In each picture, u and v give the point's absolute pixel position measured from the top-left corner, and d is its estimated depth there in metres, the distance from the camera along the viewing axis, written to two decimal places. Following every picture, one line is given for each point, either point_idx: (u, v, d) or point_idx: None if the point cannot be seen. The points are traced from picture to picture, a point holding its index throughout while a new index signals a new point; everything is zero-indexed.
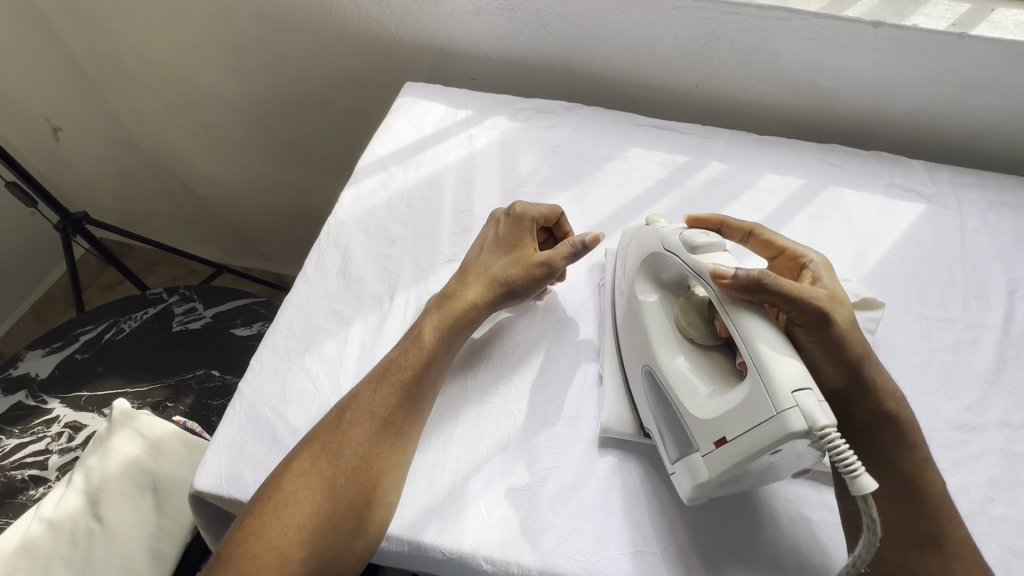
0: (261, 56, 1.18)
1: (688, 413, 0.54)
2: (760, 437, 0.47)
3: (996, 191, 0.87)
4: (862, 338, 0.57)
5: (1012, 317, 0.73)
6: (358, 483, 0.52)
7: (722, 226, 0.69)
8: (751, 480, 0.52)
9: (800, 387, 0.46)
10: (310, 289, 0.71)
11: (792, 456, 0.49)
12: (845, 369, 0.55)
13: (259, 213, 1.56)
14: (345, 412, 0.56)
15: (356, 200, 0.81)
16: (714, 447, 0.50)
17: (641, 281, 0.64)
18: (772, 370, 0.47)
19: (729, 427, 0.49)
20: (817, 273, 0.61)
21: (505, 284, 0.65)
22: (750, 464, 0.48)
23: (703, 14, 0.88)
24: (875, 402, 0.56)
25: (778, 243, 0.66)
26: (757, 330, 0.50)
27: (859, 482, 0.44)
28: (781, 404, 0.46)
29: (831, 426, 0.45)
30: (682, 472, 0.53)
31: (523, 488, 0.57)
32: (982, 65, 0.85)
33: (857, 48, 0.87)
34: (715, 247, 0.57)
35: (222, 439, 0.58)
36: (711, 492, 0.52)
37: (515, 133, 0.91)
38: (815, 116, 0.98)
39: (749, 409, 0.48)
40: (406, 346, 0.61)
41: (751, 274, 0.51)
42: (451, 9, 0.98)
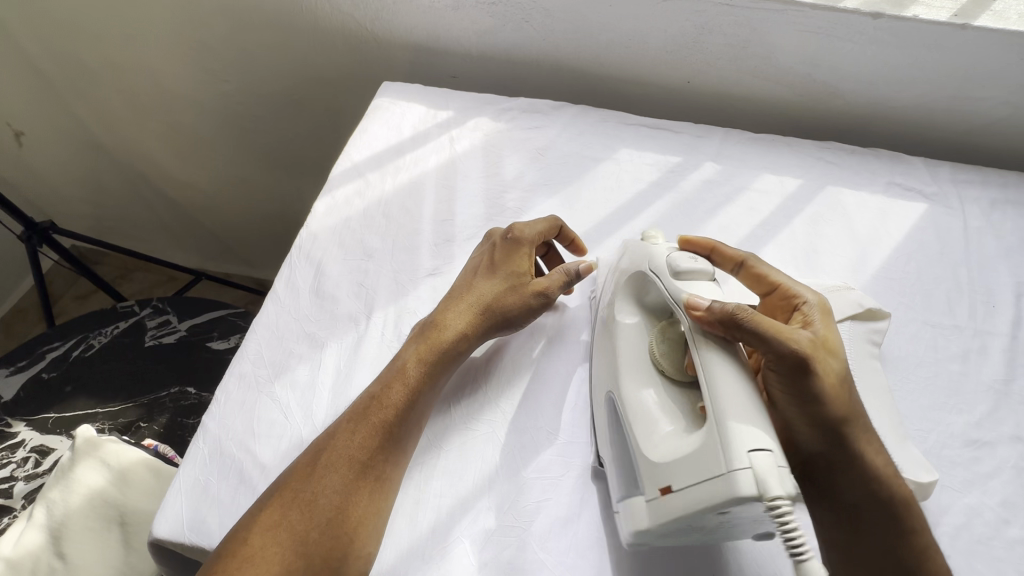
0: (232, 56, 1.12)
1: (642, 452, 0.49)
2: (708, 494, 0.42)
3: (1000, 188, 0.84)
4: (849, 396, 0.52)
5: (1020, 322, 0.70)
6: (333, 535, 0.47)
7: (711, 251, 0.63)
8: (699, 535, 0.48)
9: (758, 447, 0.41)
10: (280, 310, 0.66)
11: (747, 519, 0.45)
12: (820, 427, 0.51)
13: (237, 218, 1.50)
14: (321, 455, 0.51)
15: (330, 211, 0.76)
16: (658, 494, 0.46)
17: (622, 302, 0.59)
18: (730, 423, 0.43)
19: (677, 476, 0.45)
20: (809, 316, 0.54)
21: (499, 315, 0.61)
22: (695, 520, 0.44)
23: (694, 7, 0.83)
24: (856, 476, 0.52)
25: (771, 277, 0.58)
26: (722, 372, 0.45)
27: (805, 567, 0.39)
28: (734, 463, 0.41)
29: (785, 499, 0.40)
30: (625, 513, 0.50)
31: (512, 525, 0.53)
32: (985, 58, 0.81)
33: (855, 41, 0.83)
34: (700, 273, 0.53)
35: (184, 480, 0.54)
36: (654, 539, 0.48)
37: (498, 134, 0.86)
38: (812, 111, 0.94)
39: (699, 462, 0.43)
40: (388, 381, 0.56)
41: (725, 308, 0.47)
42: (429, 4, 0.93)
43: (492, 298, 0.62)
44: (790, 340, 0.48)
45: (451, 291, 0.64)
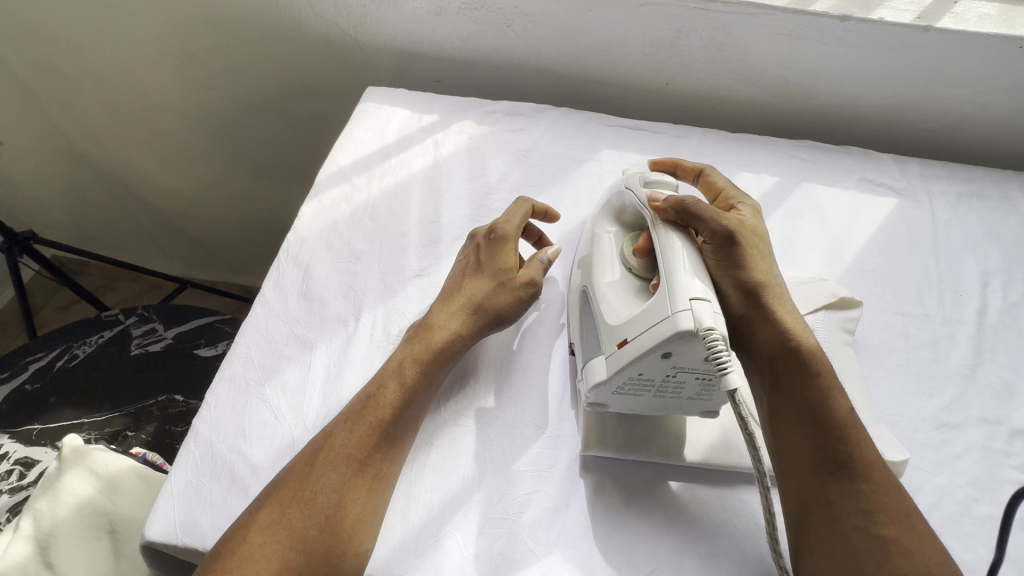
0: (215, 63, 1.12)
1: (602, 317, 0.56)
2: (654, 336, 0.49)
3: (966, 182, 0.87)
4: (770, 267, 0.60)
5: (986, 310, 0.73)
6: (332, 533, 0.48)
7: (674, 168, 0.73)
8: (651, 397, 0.54)
9: (698, 295, 0.48)
10: (269, 313, 0.66)
11: (691, 374, 0.51)
12: (742, 292, 0.58)
13: (222, 225, 1.49)
14: (320, 454, 0.52)
15: (317, 214, 0.77)
16: (615, 348, 0.52)
17: (601, 219, 0.66)
18: (676, 277, 0.50)
19: (631, 329, 0.51)
20: (742, 211, 0.64)
21: (491, 313, 0.63)
22: (643, 368, 0.50)
23: (670, 11, 0.86)
24: (773, 332, 0.57)
25: (718, 186, 0.68)
26: (674, 245, 0.53)
27: (725, 379, 0.46)
28: (677, 305, 0.48)
29: (718, 332, 0.47)
30: (586, 377, 0.55)
31: (503, 518, 0.54)
32: (948, 59, 0.85)
33: (826, 43, 0.86)
34: (667, 186, 0.62)
35: (176, 483, 0.54)
36: (610, 397, 0.54)
37: (482, 137, 0.88)
38: (787, 111, 0.97)
39: (649, 313, 0.50)
40: (384, 379, 0.57)
41: (677, 202, 0.57)
42: (412, 10, 0.94)
43: (483, 297, 0.63)
44: (722, 219, 0.58)
45: (443, 289, 0.66)
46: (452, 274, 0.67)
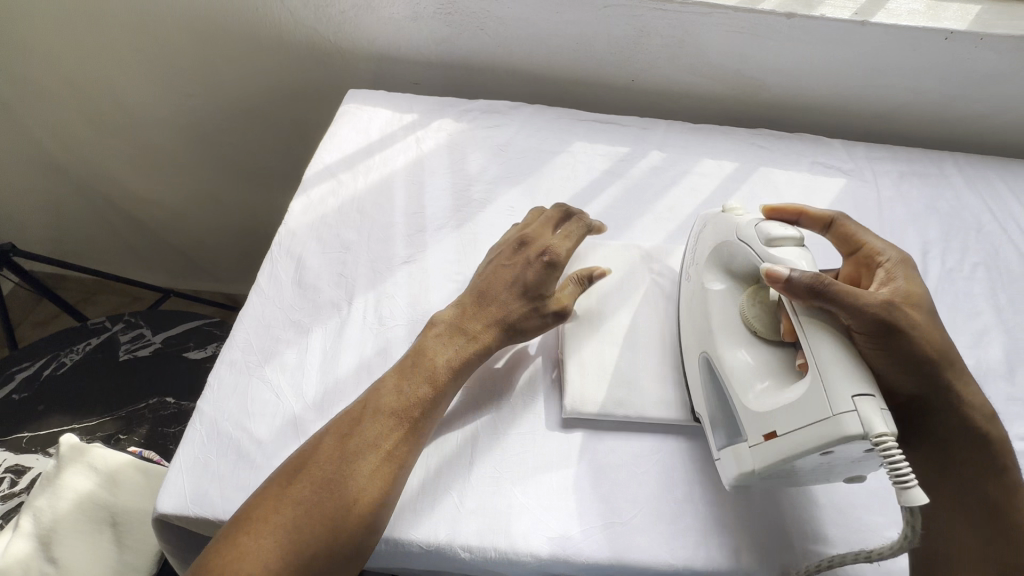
0: (198, 72, 1.15)
1: (742, 405, 0.54)
2: (815, 436, 0.47)
3: (906, 162, 0.95)
4: (940, 337, 0.54)
5: (927, 275, 0.81)
6: (359, 514, 0.51)
7: (800, 215, 0.67)
8: (798, 477, 0.54)
9: (861, 393, 0.47)
10: (265, 301, 0.70)
11: (848, 460, 0.51)
12: (916, 372, 0.53)
13: (205, 233, 1.50)
14: (350, 440, 0.54)
15: (306, 209, 0.80)
16: (761, 440, 0.51)
17: (709, 270, 0.64)
18: (835, 372, 0.48)
19: (781, 422, 0.50)
20: (891, 273, 0.57)
21: (515, 331, 0.64)
22: (800, 461, 0.50)
23: (632, 12, 0.92)
24: (953, 411, 0.55)
25: (859, 237, 0.62)
26: (823, 340, 0.50)
27: (908, 494, 0.45)
28: (838, 407, 0.47)
29: (889, 434, 0.46)
30: (728, 459, 0.55)
31: (496, 476, 0.58)
32: (884, 51, 0.93)
33: (774, 39, 0.93)
34: (789, 239, 0.58)
35: (184, 459, 0.57)
36: (754, 480, 0.54)
37: (460, 134, 0.93)
38: (743, 103, 1.04)
39: (804, 409, 0.49)
40: (417, 375, 0.59)
41: (808, 279, 0.51)
42: (389, 16, 0.99)
43: (510, 311, 0.64)
44: (872, 302, 0.50)
45: (471, 293, 0.67)
46: (478, 283, 0.67)
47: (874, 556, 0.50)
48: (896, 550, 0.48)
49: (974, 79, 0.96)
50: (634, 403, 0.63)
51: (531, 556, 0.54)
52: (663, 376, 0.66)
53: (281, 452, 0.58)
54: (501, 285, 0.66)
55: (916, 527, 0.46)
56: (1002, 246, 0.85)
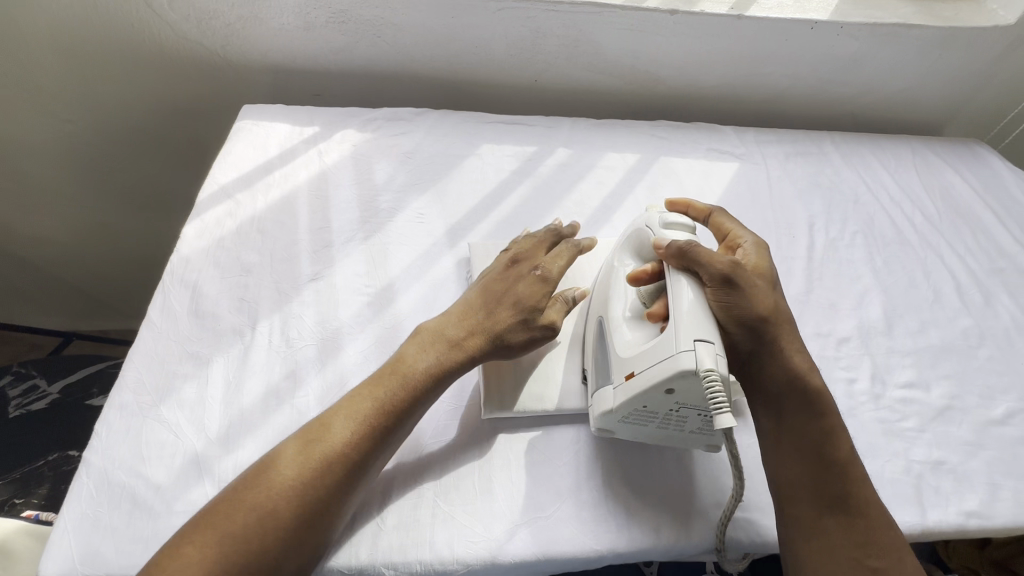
0: (75, 95, 1.05)
1: (612, 351, 0.58)
2: (659, 372, 0.51)
3: (790, 144, 1.03)
4: (774, 303, 0.59)
5: (813, 245, 0.87)
6: (305, 529, 0.49)
7: (687, 210, 0.71)
8: (655, 425, 0.57)
9: (701, 337, 0.51)
10: (157, 335, 0.65)
11: (692, 408, 0.54)
12: (748, 329, 0.56)
13: (106, 267, 1.38)
14: (311, 453, 0.51)
15: (200, 233, 0.76)
16: (624, 379, 0.55)
17: (622, 251, 0.65)
18: (682, 317, 0.52)
19: (638, 363, 0.54)
20: (746, 252, 0.63)
21: (496, 338, 0.61)
22: (648, 401, 0.54)
23: (525, 14, 0.94)
24: (777, 368, 0.57)
25: (727, 226, 0.67)
26: (682, 290, 0.54)
27: (718, 419, 0.48)
28: (680, 346, 0.50)
29: (717, 374, 0.49)
30: (595, 404, 0.59)
31: (417, 487, 0.57)
32: (761, 42, 1.00)
33: (663, 34, 0.98)
34: (684, 225, 0.60)
35: (69, 517, 0.52)
36: (615, 424, 0.58)
37: (365, 143, 0.90)
38: (643, 96, 1.09)
39: (656, 350, 0.53)
40: (390, 385, 0.57)
41: (675, 242, 0.57)
42: (280, 26, 0.95)
43: (496, 314, 0.62)
44: (717, 259, 0.55)
45: (464, 297, 0.65)
46: (469, 290, 0.66)
47: (738, 498, 0.55)
48: (739, 494, 0.54)
49: (841, 64, 1.05)
50: (551, 397, 0.64)
51: (457, 564, 0.54)
52: (580, 367, 0.67)
53: (185, 495, 0.55)
54: (486, 290, 0.64)
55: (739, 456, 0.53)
56: (876, 214, 0.94)
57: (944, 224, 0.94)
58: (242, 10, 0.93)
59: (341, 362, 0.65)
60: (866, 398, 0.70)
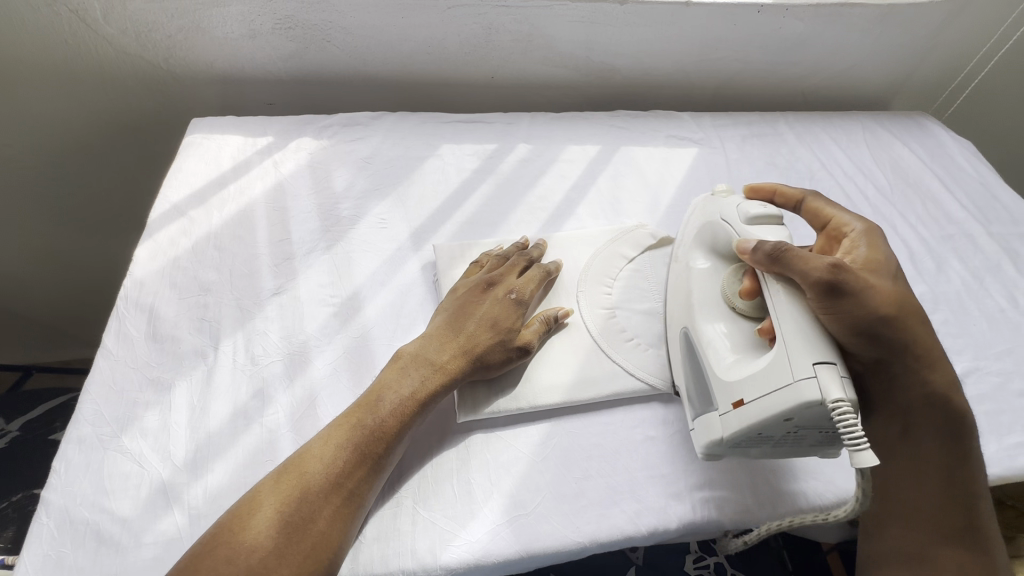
0: (6, 116, 0.99)
1: (715, 372, 0.58)
2: (777, 403, 0.50)
3: (746, 126, 1.05)
4: (900, 292, 0.56)
5: None
6: (314, 561, 0.48)
7: (775, 194, 0.70)
8: (768, 448, 0.56)
9: (820, 361, 0.50)
10: (114, 363, 0.63)
11: (812, 433, 0.53)
12: (868, 340, 0.53)
13: (60, 296, 1.32)
14: (304, 484, 0.50)
15: (154, 254, 0.73)
16: (733, 407, 0.54)
17: (695, 249, 0.67)
18: (797, 343, 0.51)
19: (749, 391, 0.53)
20: (855, 243, 0.61)
21: (479, 362, 0.62)
22: (764, 428, 0.52)
23: (476, 11, 0.93)
24: (913, 374, 0.56)
25: (828, 213, 0.66)
26: (786, 307, 0.54)
27: (859, 456, 0.47)
28: (799, 374, 0.49)
29: (845, 401, 0.48)
30: (701, 429, 0.59)
31: (394, 498, 0.57)
32: (710, 28, 1.01)
33: (614, 25, 0.98)
34: (771, 219, 0.62)
35: (31, 560, 0.50)
36: (726, 449, 0.57)
37: (321, 151, 0.88)
38: (600, 87, 1.09)
39: (769, 377, 0.52)
40: (376, 410, 0.56)
41: (767, 247, 0.55)
42: (225, 35, 0.92)
43: (476, 337, 0.62)
44: (825, 263, 0.53)
45: (441, 318, 0.65)
46: (447, 310, 0.66)
47: (832, 519, 0.57)
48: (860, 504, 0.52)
49: (789, 45, 1.07)
50: (525, 394, 0.64)
51: (440, 570, 0.54)
52: (553, 362, 0.67)
53: (153, 526, 0.53)
54: (463, 314, 0.64)
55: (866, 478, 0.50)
56: (831, 190, 0.96)
57: (896, 195, 0.97)
58: (182, 21, 0.90)
59: (310, 376, 0.64)
60: None
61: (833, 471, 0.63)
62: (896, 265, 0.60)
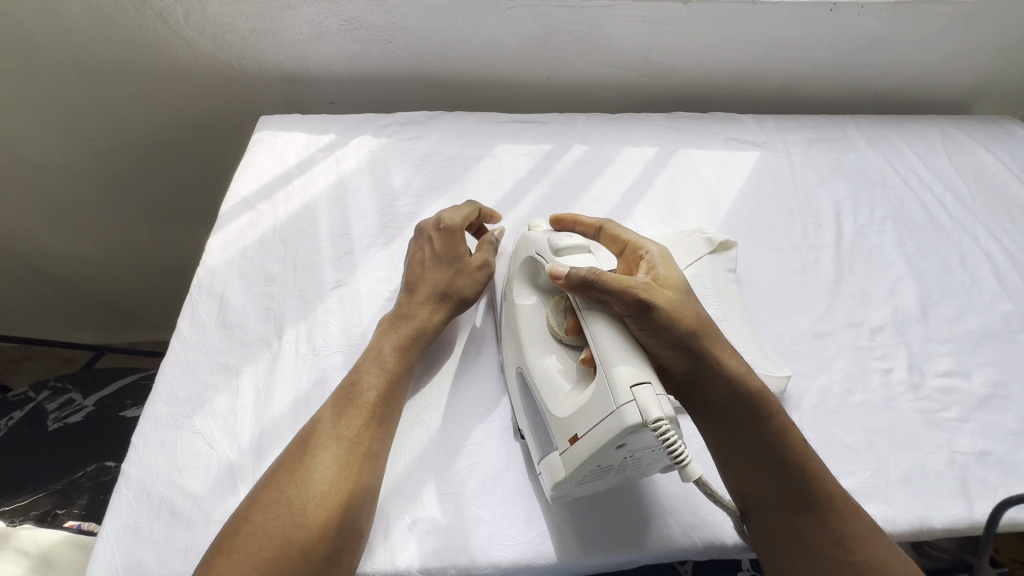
0: (98, 111, 1.07)
1: (550, 412, 0.54)
2: (605, 431, 0.47)
3: (813, 129, 1.00)
4: (697, 312, 0.55)
5: (841, 234, 0.85)
6: (335, 509, 0.49)
7: (576, 224, 0.71)
8: (613, 476, 0.53)
9: (638, 381, 0.47)
10: (187, 347, 0.66)
11: (645, 451, 0.50)
12: (682, 349, 0.53)
13: (135, 282, 1.40)
14: (314, 437, 0.54)
15: (225, 245, 0.77)
16: (568, 444, 0.51)
17: (520, 285, 0.64)
18: (618, 364, 0.49)
19: (580, 424, 0.50)
20: (651, 263, 0.59)
21: (452, 297, 0.67)
22: (601, 460, 0.49)
23: (537, 11, 0.93)
24: (721, 382, 0.54)
25: (622, 237, 0.65)
26: (605, 335, 0.51)
27: (686, 471, 0.46)
28: (620, 400, 0.46)
29: (666, 419, 0.45)
30: (545, 473, 0.54)
31: (447, 493, 0.57)
32: (778, 27, 0.97)
33: (677, 24, 0.96)
34: (579, 247, 0.59)
35: (112, 528, 0.54)
36: (573, 488, 0.53)
37: (381, 149, 0.90)
38: (659, 87, 1.07)
39: (595, 405, 0.49)
40: (365, 368, 0.60)
41: (578, 273, 0.53)
42: (293, 37, 0.96)
43: (438, 279, 0.67)
44: (627, 285, 0.52)
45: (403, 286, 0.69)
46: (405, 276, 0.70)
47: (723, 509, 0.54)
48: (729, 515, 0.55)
49: (862, 44, 1.02)
50: None
51: (491, 568, 0.54)
52: None
53: (221, 504, 0.56)
54: (420, 268, 0.69)
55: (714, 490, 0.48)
56: (905, 198, 0.91)
57: (978, 205, 0.91)
58: (256, 22, 0.94)
59: None
60: (904, 388, 0.68)
61: (903, 497, 0.59)
62: (688, 283, 0.58)
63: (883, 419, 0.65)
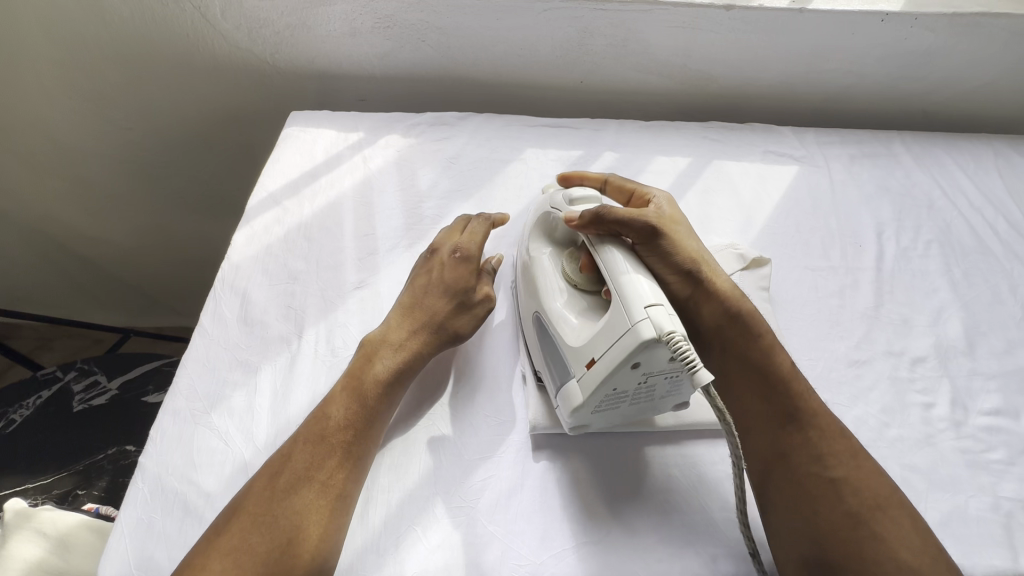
0: (136, 100, 1.09)
1: (565, 342, 0.56)
2: (620, 349, 0.49)
3: (856, 145, 0.96)
4: (693, 245, 0.65)
5: (882, 256, 0.81)
6: (291, 556, 0.48)
7: (582, 180, 0.75)
8: (627, 406, 0.55)
9: (654, 302, 0.49)
10: (208, 342, 0.66)
11: (660, 378, 0.52)
12: (681, 273, 0.63)
13: (164, 267, 1.43)
14: (279, 476, 0.52)
15: (250, 240, 0.77)
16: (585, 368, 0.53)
17: (534, 241, 0.66)
18: (630, 289, 0.51)
19: (597, 348, 0.52)
20: (658, 206, 0.68)
21: (445, 331, 0.64)
22: (616, 382, 0.51)
23: (573, 14, 0.91)
24: (711, 301, 0.63)
25: (629, 186, 0.73)
26: (619, 262, 0.54)
27: (696, 376, 0.48)
28: (635, 317, 0.49)
29: (679, 333, 0.48)
30: (563, 402, 0.55)
31: (461, 507, 0.56)
32: (824, 37, 0.93)
33: (717, 31, 0.93)
34: (591, 199, 0.62)
35: (126, 522, 0.54)
36: (589, 418, 0.55)
37: (408, 149, 0.90)
38: (695, 95, 1.04)
39: (612, 327, 0.51)
40: (342, 399, 0.57)
41: (592, 210, 0.58)
42: (326, 34, 0.96)
43: (433, 308, 0.65)
44: (641, 215, 0.60)
45: (396, 306, 0.67)
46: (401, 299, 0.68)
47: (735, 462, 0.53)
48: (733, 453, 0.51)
49: (912, 58, 0.97)
50: None
51: None
52: None
53: None
54: (420, 293, 0.67)
55: (722, 407, 0.50)
56: (953, 221, 0.86)
57: None
58: (290, 18, 0.94)
59: None
60: (946, 425, 0.64)
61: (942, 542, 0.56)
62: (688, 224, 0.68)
63: (922, 456, 0.62)
